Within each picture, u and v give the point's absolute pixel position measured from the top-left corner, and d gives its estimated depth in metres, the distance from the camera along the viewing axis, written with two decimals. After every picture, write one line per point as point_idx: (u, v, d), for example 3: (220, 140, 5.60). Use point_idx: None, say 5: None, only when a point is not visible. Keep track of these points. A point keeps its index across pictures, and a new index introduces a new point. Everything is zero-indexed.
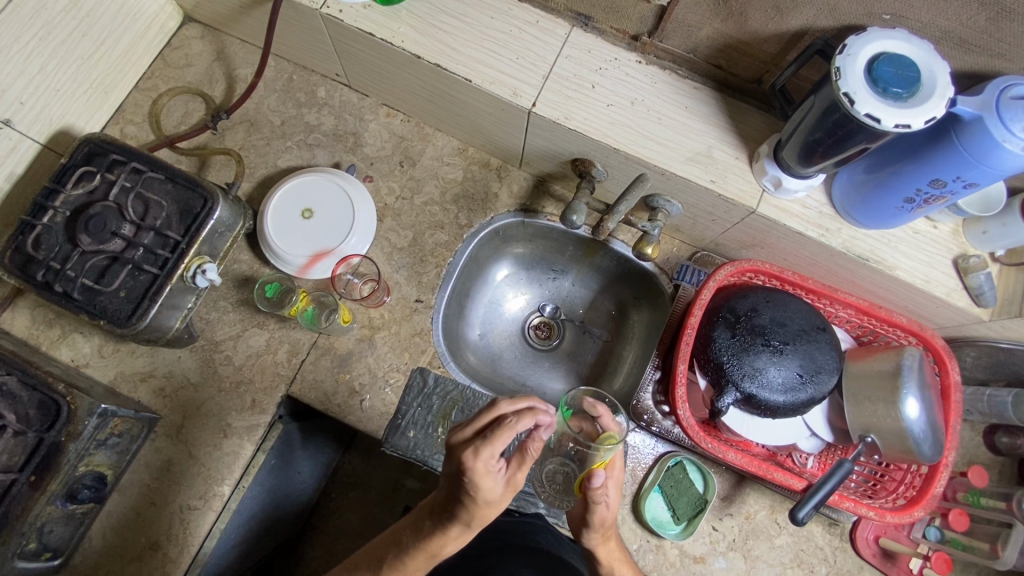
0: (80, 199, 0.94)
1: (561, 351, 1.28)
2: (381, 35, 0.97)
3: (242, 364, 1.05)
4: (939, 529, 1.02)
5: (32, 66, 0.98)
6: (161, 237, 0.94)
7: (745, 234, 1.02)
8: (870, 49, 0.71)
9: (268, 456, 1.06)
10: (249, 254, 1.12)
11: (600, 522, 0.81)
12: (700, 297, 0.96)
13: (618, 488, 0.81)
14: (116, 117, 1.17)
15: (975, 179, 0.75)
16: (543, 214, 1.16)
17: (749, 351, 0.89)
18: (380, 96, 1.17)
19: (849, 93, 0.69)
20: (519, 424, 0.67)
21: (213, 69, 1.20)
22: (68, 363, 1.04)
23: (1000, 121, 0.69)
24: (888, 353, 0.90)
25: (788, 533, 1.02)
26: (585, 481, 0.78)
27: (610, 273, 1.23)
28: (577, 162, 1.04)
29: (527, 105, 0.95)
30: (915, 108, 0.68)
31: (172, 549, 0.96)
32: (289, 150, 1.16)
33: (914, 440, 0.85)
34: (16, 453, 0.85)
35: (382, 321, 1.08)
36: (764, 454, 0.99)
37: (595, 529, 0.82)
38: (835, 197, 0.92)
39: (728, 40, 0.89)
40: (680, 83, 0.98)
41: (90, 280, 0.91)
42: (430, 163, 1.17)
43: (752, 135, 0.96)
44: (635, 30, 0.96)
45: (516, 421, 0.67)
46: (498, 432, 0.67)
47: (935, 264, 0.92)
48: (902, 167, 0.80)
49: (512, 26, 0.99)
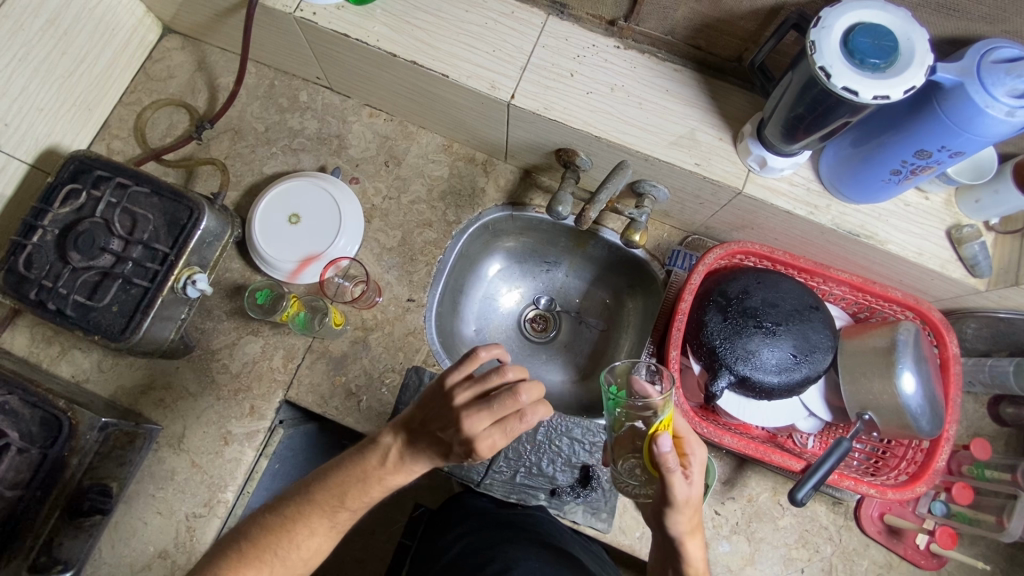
0: (68, 217, 0.94)
1: (558, 342, 1.28)
2: (357, 36, 0.97)
3: (239, 372, 1.06)
4: (944, 503, 1.01)
5: (14, 87, 0.98)
6: (149, 250, 0.95)
7: (734, 216, 1.01)
8: (845, 20, 0.69)
9: (270, 461, 1.07)
10: (240, 262, 1.12)
11: (685, 502, 0.72)
12: (690, 282, 0.95)
13: (697, 467, 0.73)
14: (102, 133, 1.18)
15: (961, 147, 0.74)
16: (531, 206, 1.16)
17: (741, 333, 0.88)
18: (362, 97, 1.17)
19: (825, 67, 0.67)
20: (527, 405, 0.68)
21: (195, 79, 1.21)
22: (69, 379, 1.05)
23: (983, 86, 0.67)
24: (883, 329, 0.89)
25: (792, 514, 1.02)
26: (651, 449, 0.69)
27: (603, 262, 1.22)
28: (560, 153, 1.03)
29: (505, 98, 0.95)
30: (893, 78, 0.67)
31: (181, 556, 0.97)
32: (274, 157, 1.17)
33: (911, 415, 0.84)
34: (22, 469, 0.87)
35: (375, 322, 1.09)
36: (764, 436, 0.99)
37: (679, 511, 0.72)
38: (822, 173, 0.91)
39: (706, 19, 0.88)
40: (660, 66, 0.97)
41: (82, 296, 0.92)
42: (415, 161, 1.17)
43: (735, 115, 0.94)
44: (611, 15, 0.95)
45: (522, 402, 0.68)
46: (511, 426, 0.69)
47: (928, 236, 0.91)
48: (887, 139, 0.78)
49: (486, 18, 0.98)
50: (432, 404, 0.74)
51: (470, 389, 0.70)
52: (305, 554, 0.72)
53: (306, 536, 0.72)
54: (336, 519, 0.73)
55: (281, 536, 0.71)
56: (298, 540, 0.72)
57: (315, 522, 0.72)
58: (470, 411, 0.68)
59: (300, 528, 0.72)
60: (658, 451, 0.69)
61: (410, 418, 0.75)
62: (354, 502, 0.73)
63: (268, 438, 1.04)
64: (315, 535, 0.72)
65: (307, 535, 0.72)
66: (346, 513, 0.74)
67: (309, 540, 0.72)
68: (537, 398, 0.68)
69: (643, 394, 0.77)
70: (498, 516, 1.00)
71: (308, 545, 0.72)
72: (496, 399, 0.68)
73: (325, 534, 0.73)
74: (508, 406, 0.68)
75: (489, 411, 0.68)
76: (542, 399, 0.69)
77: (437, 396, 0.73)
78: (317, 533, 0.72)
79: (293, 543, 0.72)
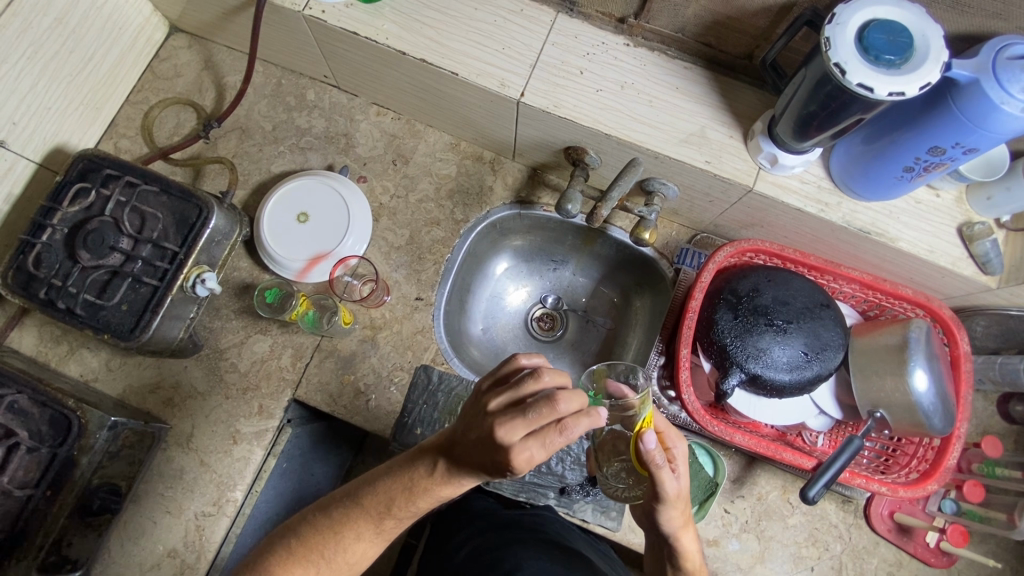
0: (77, 216, 0.94)
1: (566, 341, 1.27)
2: (366, 34, 0.96)
3: (248, 371, 1.06)
4: (955, 501, 1.01)
5: (23, 85, 0.98)
6: (159, 248, 0.94)
7: (743, 214, 1.01)
8: (859, 17, 0.69)
9: (279, 460, 1.07)
10: (248, 261, 1.12)
11: (675, 496, 0.71)
12: (700, 280, 0.95)
13: (682, 460, 0.73)
14: (109, 132, 1.17)
15: (975, 144, 0.73)
16: (539, 205, 1.16)
17: (752, 331, 0.88)
18: (369, 96, 1.17)
19: (840, 63, 0.67)
20: (562, 408, 0.63)
21: (202, 78, 1.21)
22: (77, 378, 1.05)
23: (997, 83, 0.67)
24: (895, 326, 0.89)
25: (801, 512, 1.02)
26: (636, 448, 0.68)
27: (611, 260, 1.22)
28: (569, 151, 1.02)
29: (515, 96, 0.94)
30: (908, 75, 0.67)
31: (190, 556, 0.97)
32: (282, 155, 1.16)
33: (923, 413, 0.83)
34: (33, 468, 0.87)
35: (384, 321, 1.09)
36: (774, 434, 0.99)
37: (669, 506, 0.72)
38: (833, 170, 0.91)
39: (716, 16, 0.87)
40: (670, 64, 0.96)
41: (91, 295, 0.92)
42: (423, 160, 1.17)
43: (745, 113, 0.94)
44: (621, 13, 0.95)
45: (555, 405, 0.63)
46: (550, 434, 0.64)
47: (939, 234, 0.91)
48: (899, 135, 0.78)
49: (496, 16, 0.98)
50: (470, 416, 0.71)
51: (504, 395, 0.67)
52: (351, 558, 0.73)
53: (352, 540, 0.72)
54: (383, 526, 0.73)
55: (329, 538, 0.72)
56: (345, 544, 0.72)
57: (361, 527, 0.72)
58: (505, 420, 0.64)
59: (346, 531, 0.72)
60: (643, 450, 0.67)
61: (453, 432, 0.72)
62: (402, 511, 0.72)
63: (276, 437, 1.04)
64: (362, 540, 0.72)
65: (355, 539, 0.72)
66: (392, 521, 0.73)
67: (356, 544, 0.72)
68: (574, 399, 0.63)
69: (621, 393, 0.74)
70: (506, 515, 1.00)
71: (354, 549, 0.72)
72: (531, 406, 0.64)
73: (372, 540, 0.73)
74: (544, 413, 0.63)
75: (525, 419, 0.64)
76: (580, 401, 0.64)
77: (475, 407, 0.71)
78: (362, 537, 0.72)
79: (342, 548, 0.72)
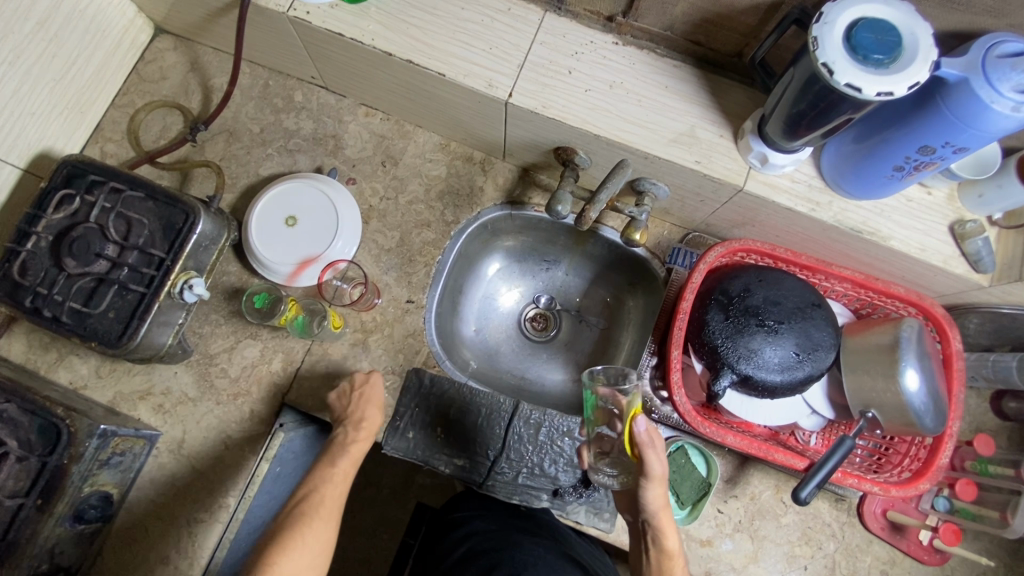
0: (63, 222, 0.93)
1: (559, 341, 1.27)
2: (350, 35, 0.95)
3: (238, 376, 1.05)
4: (948, 499, 1.01)
5: (5, 91, 0.97)
6: (145, 255, 0.93)
7: (735, 213, 1.00)
8: (848, 16, 0.68)
9: (273, 465, 1.03)
10: (238, 265, 1.11)
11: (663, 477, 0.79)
12: (691, 280, 0.94)
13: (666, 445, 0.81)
14: (95, 136, 1.16)
15: (965, 143, 0.73)
16: (530, 205, 1.15)
17: (743, 332, 0.87)
18: (358, 96, 1.16)
19: (827, 63, 0.66)
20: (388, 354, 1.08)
21: (188, 80, 1.19)
22: (67, 385, 1.05)
23: (987, 82, 0.66)
24: (887, 326, 0.88)
25: (795, 511, 1.02)
26: (632, 431, 0.77)
27: (603, 259, 1.21)
28: (559, 151, 1.02)
29: (503, 96, 0.93)
30: (896, 75, 0.66)
31: (183, 561, 0.97)
32: (270, 158, 1.15)
33: (915, 413, 0.83)
34: (22, 477, 0.86)
35: (375, 324, 1.08)
36: (766, 434, 0.98)
37: (656, 486, 0.79)
38: (824, 169, 0.90)
39: (705, 14, 0.86)
40: (658, 62, 0.96)
41: (78, 303, 0.91)
42: (412, 161, 1.16)
43: (735, 112, 0.94)
44: (609, 11, 0.94)
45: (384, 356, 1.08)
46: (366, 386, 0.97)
47: (931, 232, 0.90)
48: (889, 134, 0.77)
49: (482, 15, 0.97)
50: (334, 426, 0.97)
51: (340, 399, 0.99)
52: (311, 551, 0.81)
53: (306, 535, 0.81)
54: (318, 521, 0.83)
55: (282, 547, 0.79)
56: (303, 540, 0.81)
57: (306, 527, 0.82)
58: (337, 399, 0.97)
59: (301, 530, 0.81)
60: (636, 430, 0.76)
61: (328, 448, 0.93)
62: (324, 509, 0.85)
63: (269, 442, 1.02)
64: (310, 535, 0.82)
65: (305, 536, 0.81)
66: (321, 521, 0.83)
67: (311, 537, 0.81)
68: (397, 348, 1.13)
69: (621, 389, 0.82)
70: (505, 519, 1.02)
71: (312, 542, 0.81)
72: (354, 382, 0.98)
73: (317, 534, 0.82)
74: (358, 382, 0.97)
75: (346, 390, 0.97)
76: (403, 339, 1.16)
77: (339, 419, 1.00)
78: (309, 534, 0.81)
79: (306, 541, 0.81)
